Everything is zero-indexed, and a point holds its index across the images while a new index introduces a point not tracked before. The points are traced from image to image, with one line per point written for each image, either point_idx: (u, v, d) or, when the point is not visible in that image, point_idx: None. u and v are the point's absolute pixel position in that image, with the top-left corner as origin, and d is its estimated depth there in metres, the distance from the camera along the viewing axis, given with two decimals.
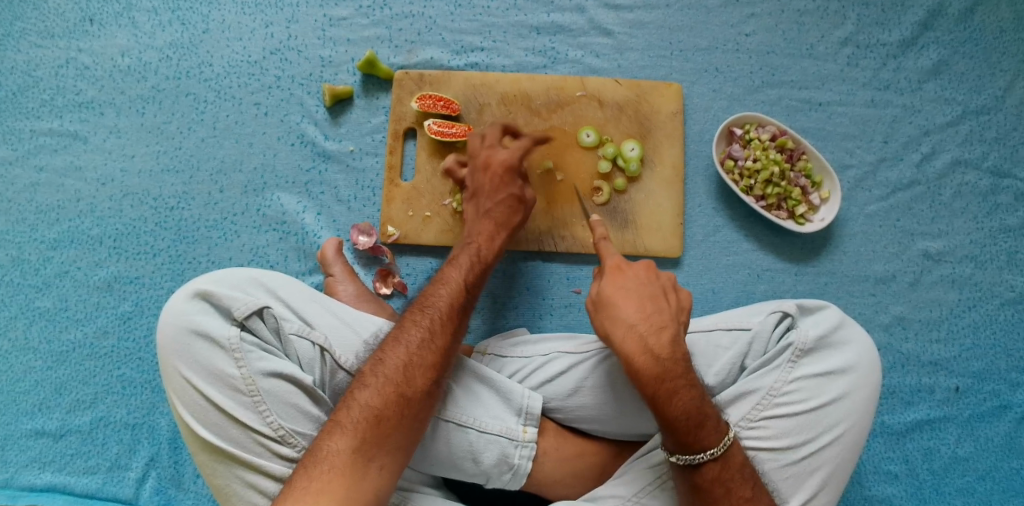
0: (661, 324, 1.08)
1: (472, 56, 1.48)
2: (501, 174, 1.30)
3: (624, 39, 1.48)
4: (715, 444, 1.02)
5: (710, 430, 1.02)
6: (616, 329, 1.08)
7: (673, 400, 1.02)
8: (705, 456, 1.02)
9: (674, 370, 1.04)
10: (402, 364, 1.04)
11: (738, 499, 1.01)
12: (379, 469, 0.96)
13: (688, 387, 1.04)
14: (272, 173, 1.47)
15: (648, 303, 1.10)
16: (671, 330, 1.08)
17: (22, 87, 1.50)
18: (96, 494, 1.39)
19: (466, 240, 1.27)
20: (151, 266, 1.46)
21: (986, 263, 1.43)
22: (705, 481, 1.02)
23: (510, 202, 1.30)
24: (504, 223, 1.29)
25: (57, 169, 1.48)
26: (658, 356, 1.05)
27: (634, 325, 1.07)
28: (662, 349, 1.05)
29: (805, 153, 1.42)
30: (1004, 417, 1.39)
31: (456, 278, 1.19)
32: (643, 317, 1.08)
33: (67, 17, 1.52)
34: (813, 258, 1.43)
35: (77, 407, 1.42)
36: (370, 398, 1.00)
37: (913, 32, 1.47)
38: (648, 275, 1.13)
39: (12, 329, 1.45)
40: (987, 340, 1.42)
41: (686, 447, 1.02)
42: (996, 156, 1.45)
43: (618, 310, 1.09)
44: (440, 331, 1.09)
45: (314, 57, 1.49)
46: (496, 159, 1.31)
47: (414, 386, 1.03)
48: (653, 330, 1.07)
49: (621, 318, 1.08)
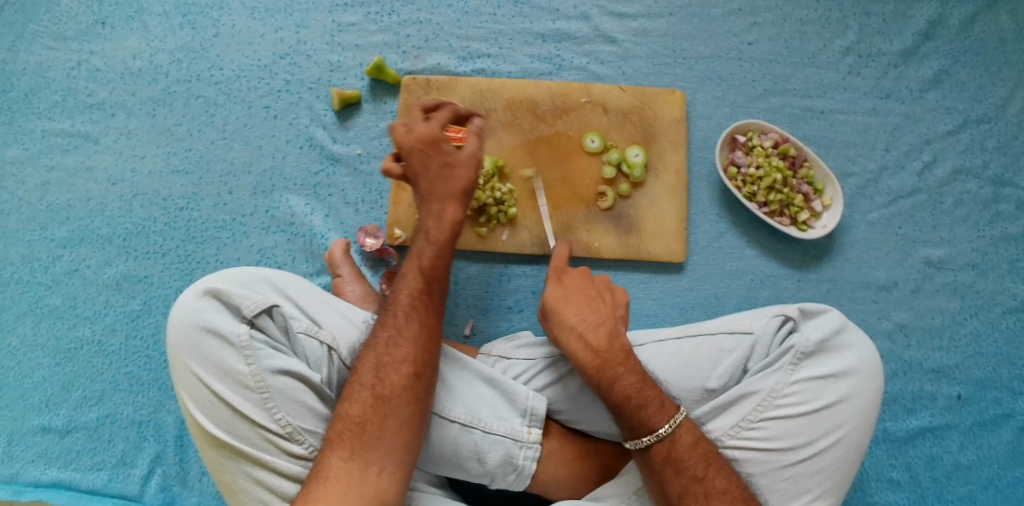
0: (599, 322, 1.16)
1: (479, 62, 1.50)
2: (424, 149, 1.21)
3: (629, 47, 1.50)
4: (661, 425, 1.05)
5: (654, 410, 1.06)
6: (561, 331, 1.16)
7: (616, 385, 1.08)
8: (651, 439, 1.05)
9: (614, 359, 1.11)
10: (374, 367, 1.06)
11: (689, 478, 1.03)
12: (379, 471, 0.99)
13: (628, 371, 1.09)
14: (281, 176, 1.48)
15: (586, 306, 1.18)
16: (609, 326, 1.15)
17: (35, 88, 1.53)
18: (101, 490, 1.39)
19: (418, 228, 1.20)
20: (160, 266, 1.47)
21: (988, 271, 1.44)
22: (657, 462, 1.05)
23: (448, 174, 1.21)
24: (455, 195, 1.21)
25: (67, 169, 1.50)
26: (596, 350, 1.12)
27: (573, 325, 1.15)
28: (600, 342, 1.13)
29: (807, 160, 1.43)
30: (1007, 424, 1.40)
31: (412, 269, 1.16)
32: (582, 317, 1.16)
33: (79, 19, 1.54)
34: (816, 265, 1.45)
35: (83, 404, 1.43)
36: (349, 408, 1.03)
37: (914, 42, 1.49)
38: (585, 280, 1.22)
39: (19, 326, 1.46)
40: (989, 348, 1.43)
41: (634, 431, 1.06)
42: (997, 165, 1.46)
43: (560, 313, 1.17)
44: (405, 323, 1.11)
45: (323, 61, 1.52)
46: (415, 134, 1.22)
47: (389, 384, 1.04)
48: (590, 327, 1.14)
49: (564, 321, 1.16)
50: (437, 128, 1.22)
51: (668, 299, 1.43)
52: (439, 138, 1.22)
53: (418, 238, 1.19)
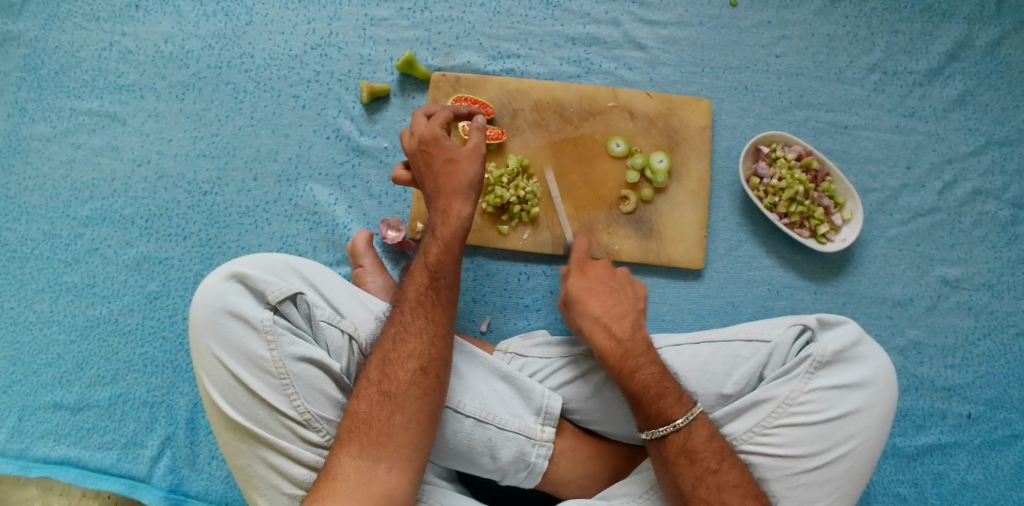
0: (623, 313, 1.20)
1: (509, 62, 1.52)
2: (426, 146, 1.23)
3: (657, 54, 1.52)
4: (679, 416, 1.07)
5: (672, 402, 1.08)
6: (584, 321, 1.21)
7: (636, 374, 1.11)
8: (667, 429, 1.07)
9: (635, 349, 1.15)
10: (381, 364, 1.07)
11: (704, 470, 1.04)
12: (388, 470, 0.99)
13: (649, 362, 1.13)
14: (306, 165, 1.50)
15: (609, 298, 1.22)
16: (632, 318, 1.20)
17: (65, 66, 1.54)
18: (109, 469, 1.40)
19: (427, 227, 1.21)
20: (181, 248, 1.48)
21: (1003, 292, 1.45)
22: (671, 452, 1.06)
23: (451, 169, 1.22)
24: (456, 191, 1.21)
25: (94, 148, 1.51)
26: (619, 339, 1.16)
27: (598, 316, 1.20)
28: (623, 333, 1.17)
29: (829, 174, 1.44)
30: (1015, 446, 1.41)
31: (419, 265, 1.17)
32: (605, 309, 1.20)
33: (113, 1, 1.56)
34: (833, 278, 1.46)
35: (97, 382, 1.44)
36: (358, 405, 1.04)
37: (940, 62, 1.51)
38: (607, 273, 1.26)
39: (38, 302, 1.47)
40: (1001, 369, 1.44)
41: (650, 420, 1.08)
42: (1017, 188, 1.47)
43: (585, 304, 1.22)
44: (410, 319, 1.10)
45: (353, 54, 1.53)
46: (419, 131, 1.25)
47: (395, 381, 1.05)
48: (614, 318, 1.19)
49: (588, 312, 1.21)
50: (438, 125, 1.23)
51: (685, 305, 1.44)
52: (442, 134, 1.23)
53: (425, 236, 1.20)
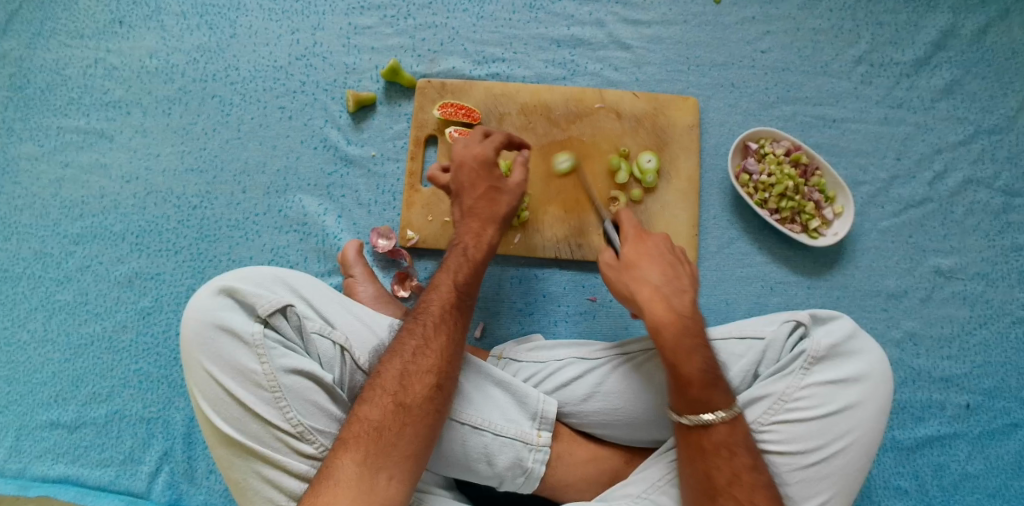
0: (683, 287, 1.12)
1: (494, 66, 1.51)
2: (476, 169, 1.26)
3: (643, 53, 1.52)
4: (725, 407, 1.05)
5: (721, 392, 1.06)
6: (641, 288, 1.11)
7: (691, 357, 1.06)
8: (714, 418, 1.05)
9: (693, 327, 1.09)
10: (399, 375, 1.06)
11: (740, 466, 1.04)
12: (388, 479, 0.98)
13: (704, 346, 1.08)
14: (294, 176, 1.49)
15: (669, 269, 1.14)
16: (690, 295, 1.13)
17: (51, 84, 1.54)
18: (108, 487, 1.39)
19: (455, 241, 1.23)
20: (172, 263, 1.48)
21: (998, 280, 1.45)
22: (711, 444, 1.05)
23: (494, 196, 1.26)
24: (491, 219, 1.24)
25: (82, 166, 1.51)
26: (680, 314, 1.09)
27: (658, 286, 1.11)
28: (683, 308, 1.10)
29: (819, 168, 1.44)
30: (1015, 434, 1.40)
31: (448, 282, 1.17)
32: (666, 280, 1.12)
33: (98, 18, 1.56)
34: (826, 272, 1.45)
35: (92, 400, 1.43)
36: (370, 412, 1.03)
37: (926, 52, 1.50)
38: (670, 244, 1.17)
39: (31, 322, 1.47)
40: (998, 358, 1.43)
41: (695, 406, 1.05)
42: (1008, 176, 1.47)
43: (643, 271, 1.13)
44: (433, 335, 1.10)
45: (339, 63, 1.53)
46: (470, 152, 1.27)
47: (411, 393, 1.04)
48: (675, 292, 1.11)
49: (647, 280, 1.12)
50: (493, 151, 1.27)
51: None
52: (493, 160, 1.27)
53: (451, 250, 1.22)
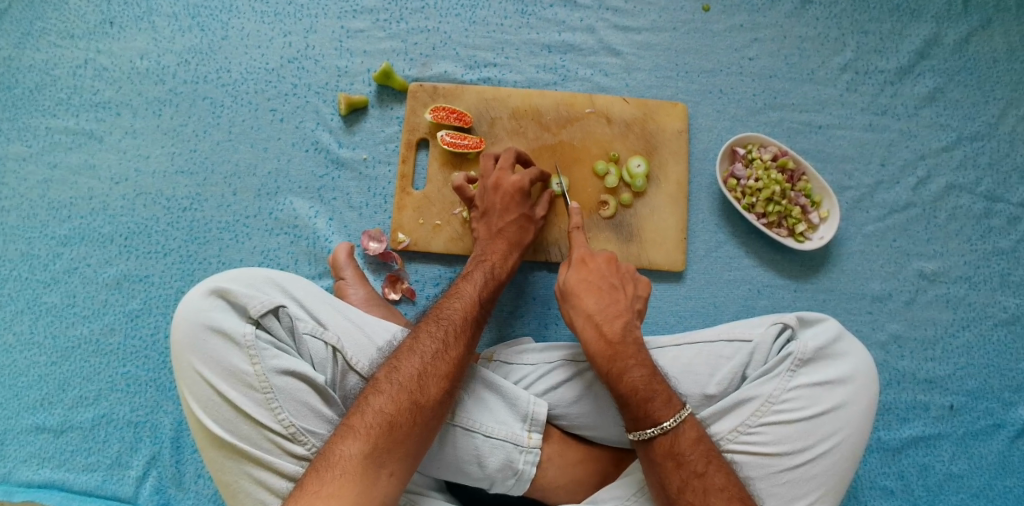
0: (617, 313, 1.19)
1: (485, 71, 1.53)
2: (512, 197, 1.33)
3: (632, 59, 1.54)
4: (666, 418, 1.07)
5: (660, 404, 1.08)
6: (577, 317, 1.19)
7: (624, 377, 1.11)
8: (655, 431, 1.07)
9: (625, 351, 1.14)
10: (416, 373, 1.07)
11: (689, 473, 1.05)
12: (390, 476, 0.99)
13: (639, 365, 1.13)
14: (286, 178, 1.49)
15: (605, 295, 1.21)
16: (625, 318, 1.18)
17: (40, 85, 1.53)
18: (95, 491, 1.38)
19: (479, 257, 1.30)
20: (161, 265, 1.47)
21: (980, 284, 1.47)
22: (658, 455, 1.07)
23: (522, 223, 1.34)
24: (516, 243, 1.33)
25: (70, 167, 1.50)
26: (609, 339, 1.15)
27: (591, 314, 1.18)
28: (614, 334, 1.16)
29: (805, 174, 1.46)
30: (997, 435, 1.42)
31: (471, 294, 1.21)
32: (600, 307, 1.19)
33: (88, 19, 1.55)
34: (812, 275, 1.47)
35: (79, 403, 1.42)
36: (384, 405, 1.03)
37: (910, 61, 1.53)
38: (608, 269, 1.24)
39: (17, 323, 1.45)
40: (980, 360, 1.45)
41: (637, 422, 1.08)
42: (990, 182, 1.50)
43: (580, 302, 1.20)
44: (454, 342, 1.12)
45: (330, 67, 1.53)
46: (507, 183, 1.33)
47: (426, 394, 1.05)
48: (608, 317, 1.17)
49: (581, 308, 1.19)
50: (529, 181, 1.34)
51: (667, 306, 1.46)
52: (527, 190, 1.34)
53: (474, 265, 1.28)
